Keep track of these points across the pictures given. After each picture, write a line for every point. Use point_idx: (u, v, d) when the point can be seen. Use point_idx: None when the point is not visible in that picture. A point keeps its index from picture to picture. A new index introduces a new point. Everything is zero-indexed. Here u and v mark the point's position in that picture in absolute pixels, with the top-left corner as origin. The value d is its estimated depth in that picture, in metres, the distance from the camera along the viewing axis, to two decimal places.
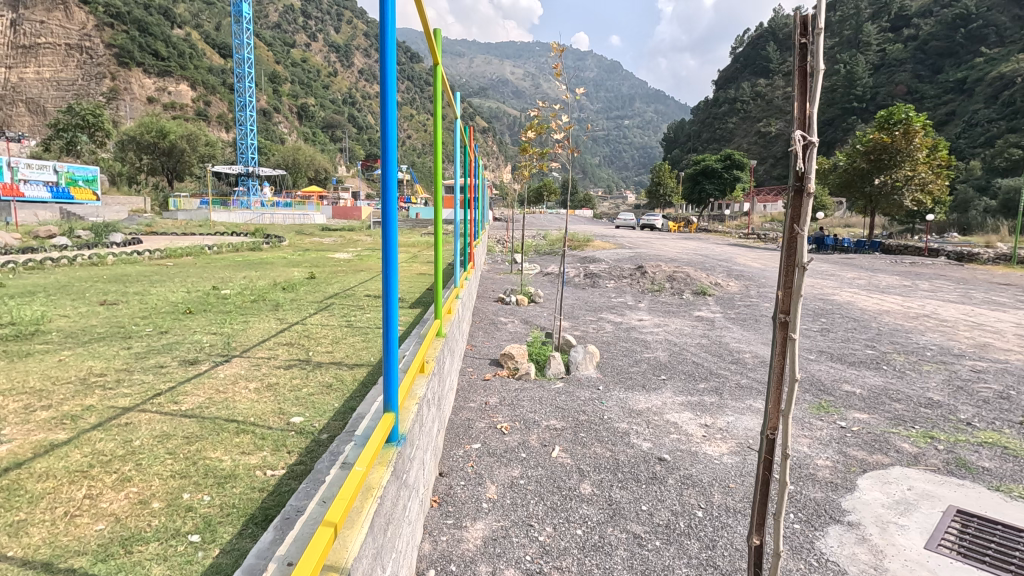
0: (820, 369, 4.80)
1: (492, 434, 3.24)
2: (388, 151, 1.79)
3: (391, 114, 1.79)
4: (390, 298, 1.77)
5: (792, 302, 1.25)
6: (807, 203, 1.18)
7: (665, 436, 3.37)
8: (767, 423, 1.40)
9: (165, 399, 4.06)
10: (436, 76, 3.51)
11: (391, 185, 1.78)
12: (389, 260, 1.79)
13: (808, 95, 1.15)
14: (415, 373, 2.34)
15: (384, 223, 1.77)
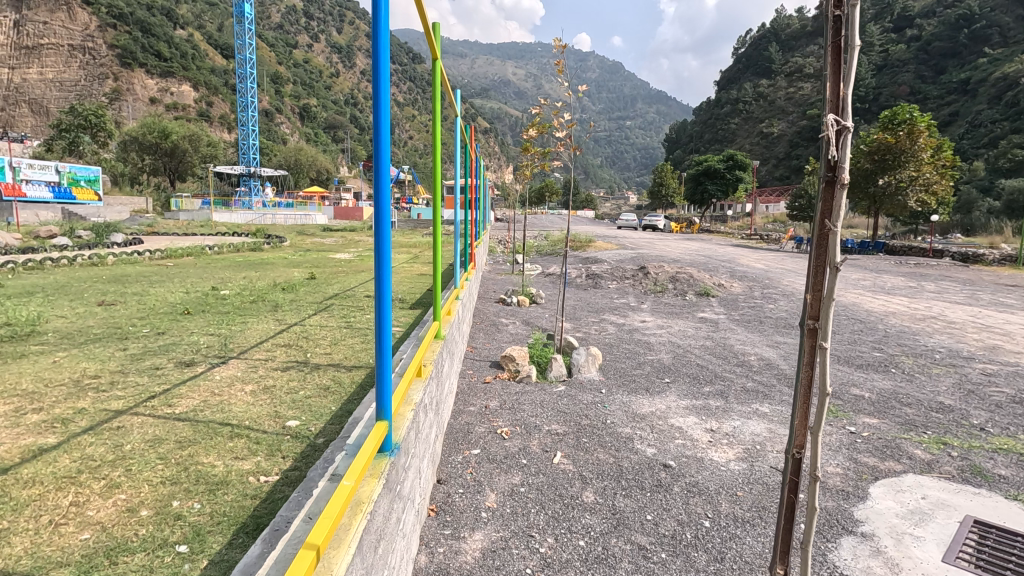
0: (827, 372, 4.71)
1: (492, 439, 3.16)
2: (382, 145, 1.70)
3: (386, 105, 1.71)
4: (385, 304, 1.68)
5: (824, 307, 1.17)
6: (840, 195, 1.10)
7: (670, 441, 3.28)
8: (794, 439, 1.32)
9: (158, 402, 3.98)
10: (435, 74, 3.42)
11: (385, 181, 1.68)
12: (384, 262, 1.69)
13: (842, 77, 1.07)
14: (411, 378, 2.26)
15: (380, 224, 1.69)
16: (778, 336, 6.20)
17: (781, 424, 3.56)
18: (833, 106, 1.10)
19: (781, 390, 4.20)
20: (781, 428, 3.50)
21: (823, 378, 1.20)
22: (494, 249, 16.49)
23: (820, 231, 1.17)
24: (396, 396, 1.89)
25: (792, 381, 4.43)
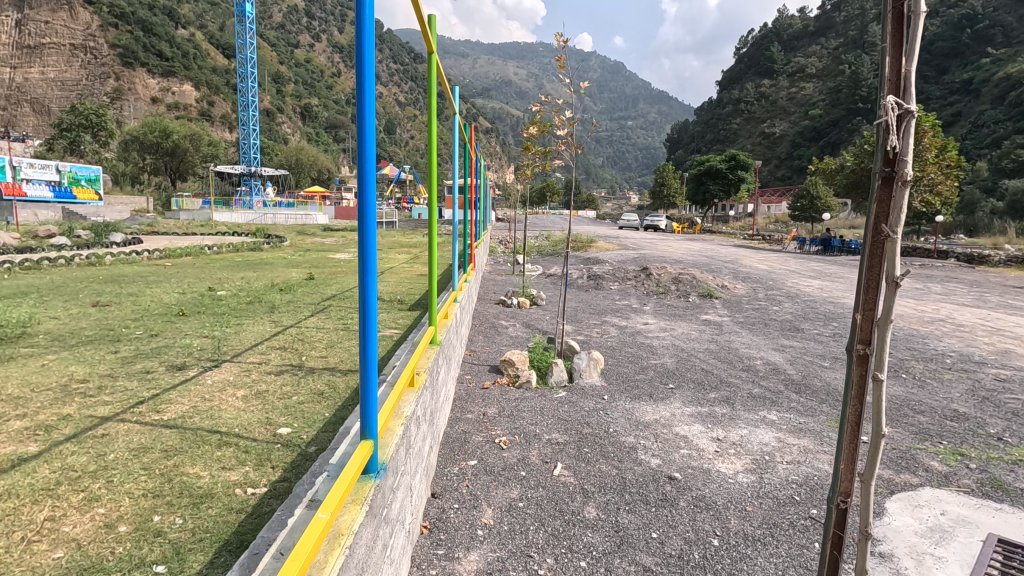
0: (837, 378, 4.57)
1: (490, 449, 3.04)
2: (366, 133, 1.56)
3: (368, 95, 1.54)
4: (371, 308, 1.56)
5: (878, 330, 1.14)
6: (899, 199, 1.07)
7: (675, 452, 3.15)
8: (840, 482, 1.29)
9: (146, 408, 3.86)
10: (429, 65, 3.30)
11: (370, 172, 1.56)
12: (369, 259, 1.57)
13: (900, 72, 1.06)
14: (402, 389, 2.13)
15: (364, 218, 1.57)
16: (783, 339, 6.08)
17: (790, 433, 3.43)
18: (892, 88, 1.07)
19: (790, 397, 4.06)
20: (790, 436, 3.36)
21: (875, 405, 1.20)
22: (495, 249, 16.41)
23: (873, 237, 1.13)
24: (385, 410, 1.78)
25: (800, 388, 4.29)
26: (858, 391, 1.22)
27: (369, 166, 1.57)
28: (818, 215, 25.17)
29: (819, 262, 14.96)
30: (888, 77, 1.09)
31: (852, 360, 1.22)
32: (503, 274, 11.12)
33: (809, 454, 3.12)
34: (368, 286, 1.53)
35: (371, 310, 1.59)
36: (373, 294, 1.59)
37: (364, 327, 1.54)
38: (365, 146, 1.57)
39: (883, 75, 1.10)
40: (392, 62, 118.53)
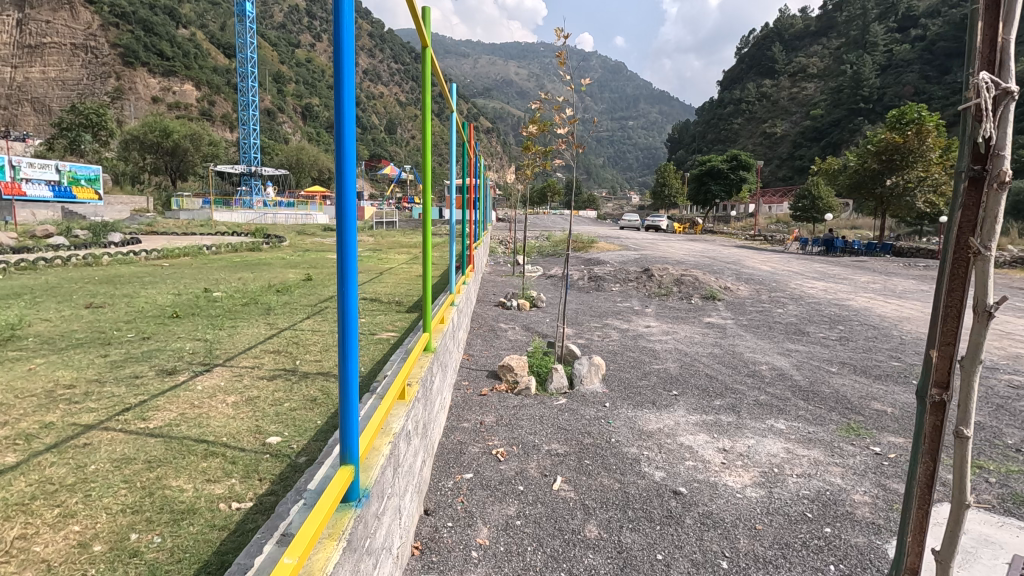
0: (844, 383, 4.44)
1: (486, 461, 2.91)
2: (344, 129, 1.45)
3: (348, 93, 1.43)
4: (350, 321, 1.44)
5: (962, 373, 1.04)
6: (999, 196, 0.94)
7: (680, 464, 3.01)
8: (906, 553, 1.20)
9: (132, 416, 3.73)
10: (424, 54, 3.13)
11: (351, 172, 1.45)
12: (348, 267, 1.45)
13: (997, 49, 0.96)
14: (390, 402, 2.00)
15: (343, 222, 1.46)
16: (789, 343, 5.94)
17: (799, 443, 3.30)
18: (987, 62, 0.97)
19: (798, 405, 3.93)
20: (800, 447, 3.23)
21: (963, 470, 1.09)
22: (495, 249, 16.31)
23: (959, 249, 1.03)
24: (369, 432, 1.65)
25: (808, 394, 4.15)
26: (935, 441, 1.12)
27: (349, 163, 1.45)
28: (821, 215, 25.05)
29: (821, 263, 14.83)
30: (979, 49, 1.00)
31: (924, 409, 1.13)
32: (503, 275, 10.99)
33: (820, 466, 2.99)
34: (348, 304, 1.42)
35: (352, 324, 1.48)
36: (353, 304, 1.47)
37: (344, 339, 1.43)
38: (343, 141, 1.45)
39: (973, 47, 1.00)
40: (393, 61, 118.53)
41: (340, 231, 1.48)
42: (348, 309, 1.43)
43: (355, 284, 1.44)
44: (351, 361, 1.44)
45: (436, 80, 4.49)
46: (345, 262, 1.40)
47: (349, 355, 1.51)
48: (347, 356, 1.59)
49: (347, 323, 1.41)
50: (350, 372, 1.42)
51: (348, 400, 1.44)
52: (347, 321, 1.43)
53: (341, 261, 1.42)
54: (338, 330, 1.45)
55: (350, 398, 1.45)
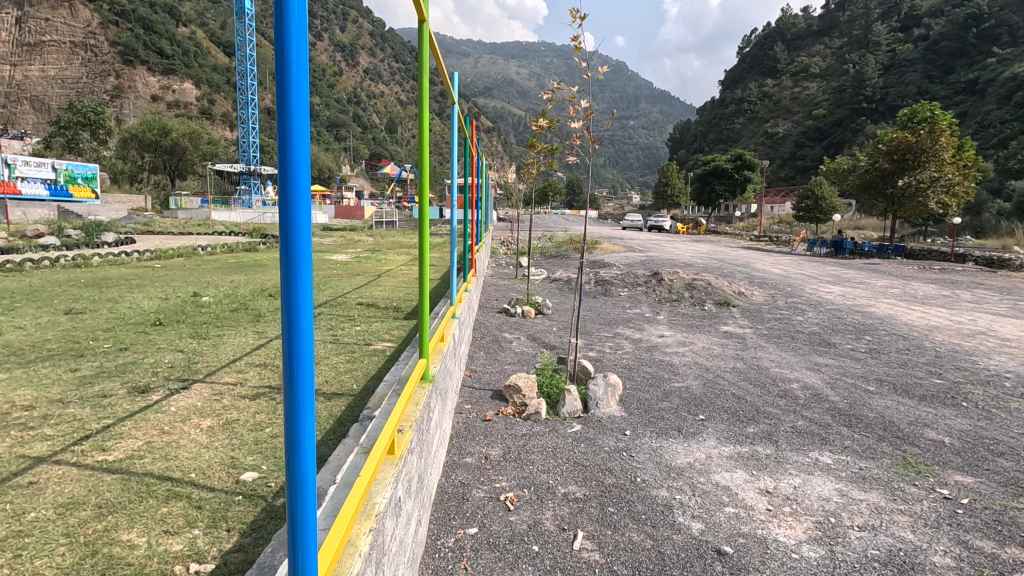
0: (887, 406, 4.00)
1: (494, 511, 2.47)
2: (293, 112, 0.96)
3: (299, 65, 0.95)
4: (303, 391, 1.01)
5: None
6: None
7: (718, 511, 2.58)
8: None
9: (89, 446, 3.28)
10: (422, 36, 2.65)
11: (302, 170, 0.99)
12: (301, 314, 1.02)
13: None
14: (374, 468, 1.57)
15: (293, 249, 1.00)
16: (816, 356, 5.50)
17: (853, 484, 2.85)
18: None
19: (841, 433, 3.48)
20: (855, 489, 2.79)
21: None
22: (496, 251, 15.92)
23: None
24: (332, 541, 1.19)
25: (850, 420, 3.71)
26: None
27: (304, 173, 1.01)
28: (826, 216, 24.66)
29: (833, 266, 14.36)
30: None
31: None
32: (506, 279, 10.53)
33: (883, 515, 2.56)
34: (298, 366, 0.98)
35: (309, 386, 1.07)
36: (309, 363, 1.07)
37: (296, 417, 1.01)
38: (295, 123, 0.98)
39: None
40: (393, 60, 118.01)
41: (288, 265, 1.00)
42: (299, 373, 0.98)
43: (313, 334, 1.04)
44: (305, 443, 1.05)
45: (435, 71, 3.99)
46: (293, 306, 0.96)
47: (301, 436, 1.07)
48: (293, 439, 1.12)
49: (300, 397, 1.00)
50: (305, 464, 1.05)
51: (302, 491, 1.08)
52: (300, 390, 1.02)
53: (290, 311, 1.00)
54: (289, 400, 1.05)
55: (307, 483, 1.08)
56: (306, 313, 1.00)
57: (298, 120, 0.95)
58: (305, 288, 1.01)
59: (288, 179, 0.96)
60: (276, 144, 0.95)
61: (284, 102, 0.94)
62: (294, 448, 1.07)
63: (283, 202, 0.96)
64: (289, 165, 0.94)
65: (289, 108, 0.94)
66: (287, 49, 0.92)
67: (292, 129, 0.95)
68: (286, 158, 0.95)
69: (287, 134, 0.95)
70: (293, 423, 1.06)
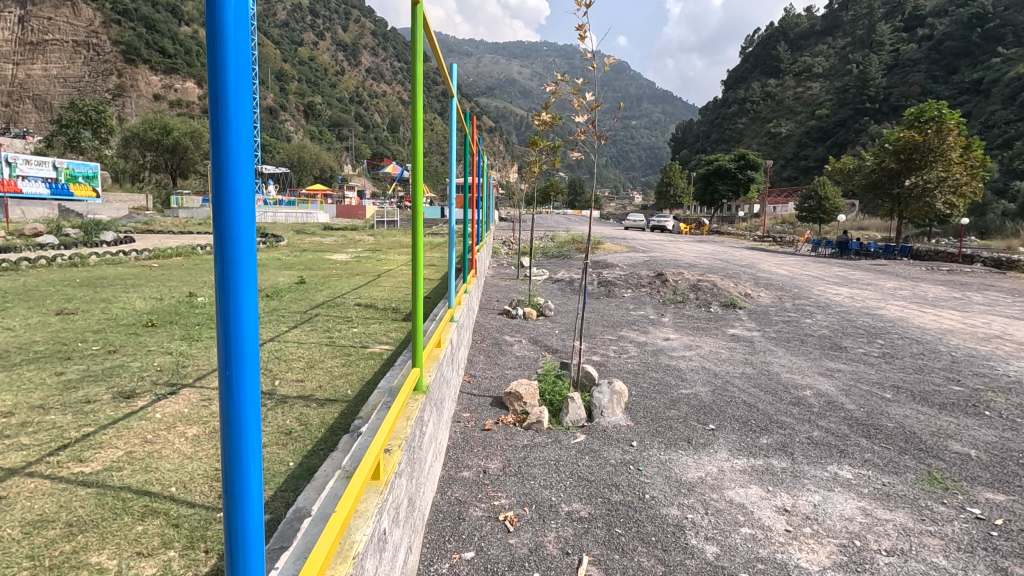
0: (905, 415, 3.82)
1: (493, 532, 2.29)
2: (229, 94, 0.82)
3: (237, 42, 0.81)
4: (246, 415, 0.90)
5: None
6: None
7: (735, 533, 2.39)
8: None
9: (67, 456, 3.11)
10: (415, 22, 2.45)
11: (242, 159, 0.85)
12: (241, 326, 0.90)
13: None
14: (348, 498, 1.43)
15: (229, 254, 0.85)
16: (828, 362, 5.30)
17: (877, 502, 2.67)
18: None
19: (861, 445, 3.29)
20: (879, 508, 2.61)
21: None
22: (497, 251, 15.75)
23: None
24: None
25: (868, 430, 3.52)
26: None
27: (246, 171, 0.87)
28: (830, 216, 24.46)
29: (839, 267, 14.18)
30: None
31: None
32: (508, 281, 10.28)
33: (913, 537, 2.37)
34: (234, 382, 0.85)
35: (253, 414, 0.93)
36: (253, 389, 0.92)
37: (236, 443, 0.90)
38: (236, 109, 0.85)
39: None
40: (395, 60, 117.81)
41: (225, 277, 0.86)
42: (238, 391, 0.86)
43: (256, 352, 0.88)
44: (250, 476, 0.92)
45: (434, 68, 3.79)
46: (230, 315, 0.83)
47: (246, 462, 0.94)
48: (236, 475, 0.97)
49: (240, 422, 0.89)
50: (247, 501, 0.93)
51: (247, 530, 0.96)
52: (242, 420, 0.89)
53: (226, 332, 0.86)
54: (229, 427, 0.92)
55: (250, 518, 0.96)
56: (250, 329, 0.87)
57: (237, 107, 0.82)
58: (249, 301, 0.88)
59: (222, 184, 0.82)
60: (208, 127, 0.80)
61: (218, 89, 0.80)
62: (235, 481, 0.95)
63: (216, 206, 0.82)
64: (222, 170, 0.81)
65: (227, 101, 0.82)
66: (223, 31, 0.78)
67: (229, 127, 0.81)
68: (219, 162, 0.81)
69: (221, 115, 0.80)
70: (233, 456, 0.94)
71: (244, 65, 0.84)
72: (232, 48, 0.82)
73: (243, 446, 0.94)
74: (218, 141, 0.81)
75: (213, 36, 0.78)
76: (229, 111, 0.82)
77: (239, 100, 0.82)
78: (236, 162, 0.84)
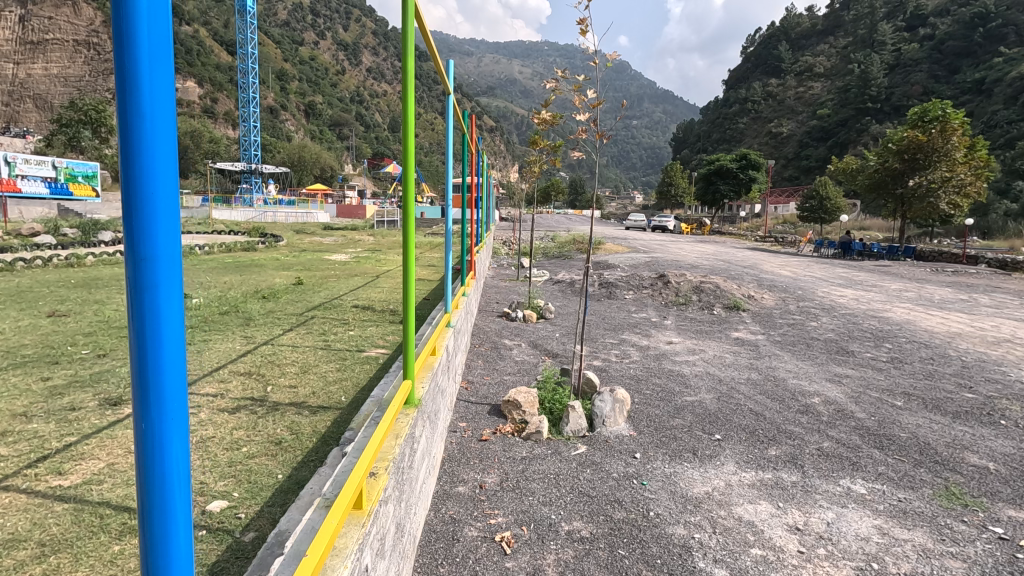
0: (918, 424, 3.68)
1: (488, 554, 2.16)
2: (140, 81, 0.70)
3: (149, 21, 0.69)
4: (166, 453, 0.78)
5: None
6: None
7: (744, 555, 2.26)
8: None
9: (45, 469, 2.98)
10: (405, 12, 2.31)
11: (157, 158, 0.73)
12: (161, 350, 0.78)
13: None
14: (320, 530, 1.31)
15: (143, 271, 0.73)
16: (835, 367, 5.16)
17: (893, 520, 2.53)
18: None
19: (873, 457, 3.16)
20: (896, 527, 2.48)
21: None
22: (498, 251, 15.65)
23: None
24: None
25: (881, 441, 3.38)
26: None
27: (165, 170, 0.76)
28: (832, 216, 24.34)
29: (843, 268, 14.07)
30: None
31: None
32: (507, 282, 10.11)
33: (932, 560, 2.24)
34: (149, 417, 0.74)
35: (181, 449, 0.82)
36: (179, 422, 0.81)
37: (159, 485, 0.79)
38: (155, 97, 0.73)
39: None
40: None
41: (139, 294, 0.74)
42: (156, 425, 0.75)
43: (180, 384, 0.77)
44: (177, 520, 0.81)
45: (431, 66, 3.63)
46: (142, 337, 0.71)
47: (176, 504, 0.83)
48: (170, 517, 0.85)
49: (161, 459, 0.78)
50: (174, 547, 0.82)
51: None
52: (162, 456, 0.78)
53: (145, 358, 0.75)
54: (151, 466, 0.80)
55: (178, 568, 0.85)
56: (173, 354, 0.76)
57: (152, 97, 0.70)
58: (176, 324, 0.77)
59: (130, 190, 0.69)
60: (117, 119, 0.69)
61: (127, 80, 0.68)
62: (153, 523, 0.81)
63: (131, 216, 0.71)
64: (128, 162, 0.68)
65: (140, 91, 0.70)
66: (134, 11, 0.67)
67: (142, 121, 0.70)
68: (130, 166, 0.69)
69: (133, 105, 0.69)
70: (159, 495, 0.82)
71: (163, 54, 0.71)
72: (143, 11, 0.69)
73: (169, 472, 0.82)
74: (126, 141, 0.68)
75: (118, 14, 0.66)
76: (143, 107, 0.70)
77: (152, 82, 0.70)
78: (151, 149, 0.72)
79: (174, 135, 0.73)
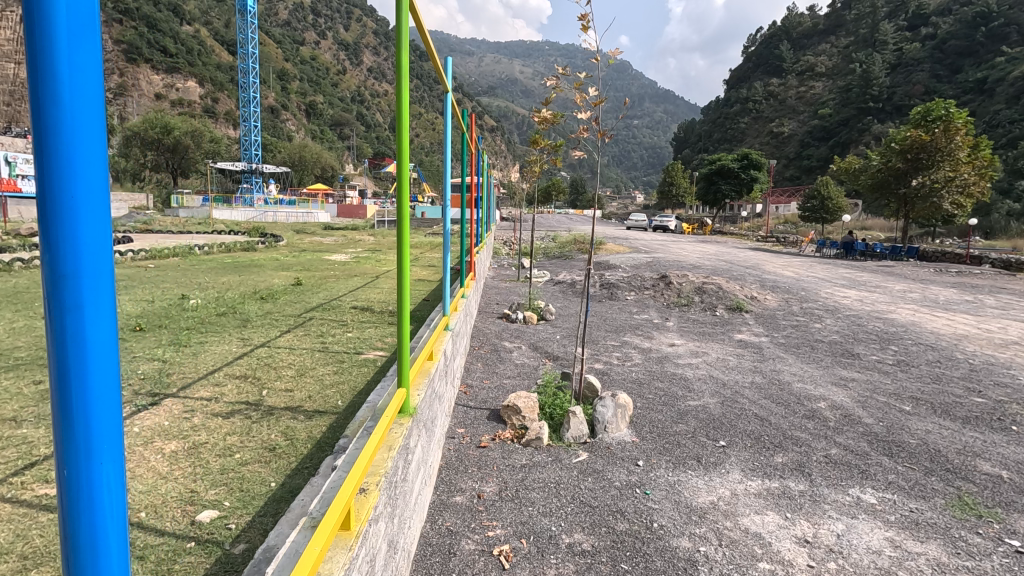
0: (929, 430, 3.59)
1: (486, 570, 2.08)
2: (50, 55, 0.59)
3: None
4: (91, 497, 0.69)
5: None
6: None
7: (752, 570, 2.18)
8: None
9: (32, 477, 2.89)
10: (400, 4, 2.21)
11: (76, 155, 0.63)
12: (94, 376, 0.69)
13: None
14: (304, 561, 1.20)
15: (67, 287, 0.64)
16: (841, 370, 5.07)
17: (906, 532, 2.45)
18: None
19: (883, 465, 3.08)
20: (908, 539, 2.39)
21: None
22: (499, 252, 15.60)
23: None
24: None
25: (890, 448, 3.30)
26: None
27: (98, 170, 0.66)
28: (834, 216, 24.26)
29: (846, 268, 14.00)
30: None
31: None
32: (507, 282, 10.05)
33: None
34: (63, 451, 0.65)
35: (110, 485, 0.72)
36: (111, 463, 0.71)
37: (75, 525, 0.69)
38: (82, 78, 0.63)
39: None
40: None
41: (61, 313, 0.64)
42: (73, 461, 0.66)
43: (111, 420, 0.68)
44: (101, 557, 0.71)
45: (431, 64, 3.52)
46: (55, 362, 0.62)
47: (114, 545, 0.74)
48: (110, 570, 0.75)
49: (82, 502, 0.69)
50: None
51: None
52: (85, 499, 0.69)
53: (69, 394, 0.66)
54: (67, 513, 0.69)
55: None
56: (97, 382, 0.67)
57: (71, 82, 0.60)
58: (109, 349, 0.69)
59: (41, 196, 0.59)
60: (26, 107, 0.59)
61: (38, 73, 0.58)
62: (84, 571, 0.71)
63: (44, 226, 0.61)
64: (45, 173, 0.59)
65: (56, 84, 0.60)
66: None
67: (59, 110, 0.60)
68: (49, 179, 0.60)
69: (44, 92, 0.59)
70: (86, 546, 0.71)
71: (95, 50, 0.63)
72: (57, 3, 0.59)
73: (98, 521, 0.71)
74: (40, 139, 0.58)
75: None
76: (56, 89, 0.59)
77: (72, 64, 0.60)
78: (73, 141, 0.62)
79: (106, 144, 0.63)
